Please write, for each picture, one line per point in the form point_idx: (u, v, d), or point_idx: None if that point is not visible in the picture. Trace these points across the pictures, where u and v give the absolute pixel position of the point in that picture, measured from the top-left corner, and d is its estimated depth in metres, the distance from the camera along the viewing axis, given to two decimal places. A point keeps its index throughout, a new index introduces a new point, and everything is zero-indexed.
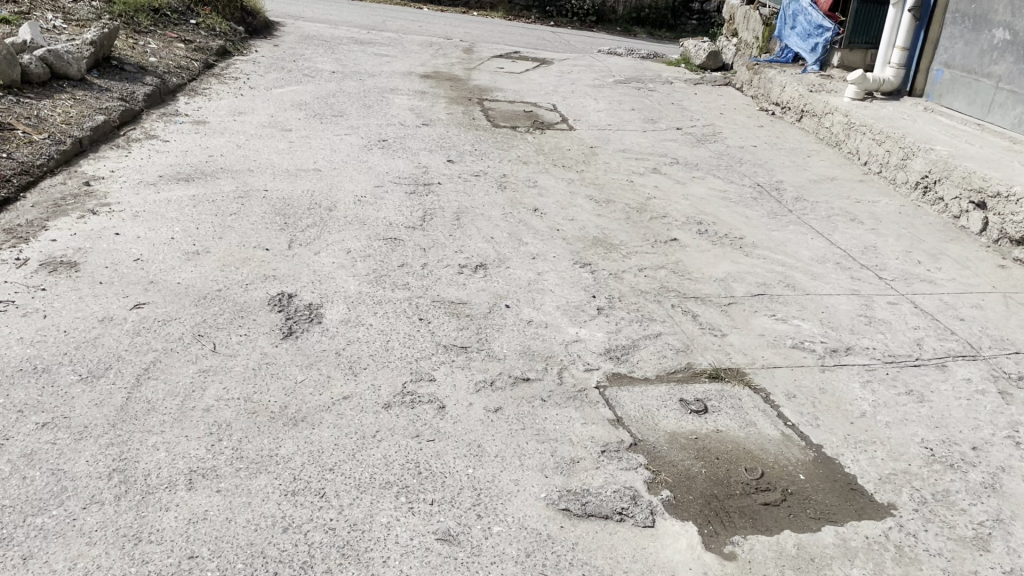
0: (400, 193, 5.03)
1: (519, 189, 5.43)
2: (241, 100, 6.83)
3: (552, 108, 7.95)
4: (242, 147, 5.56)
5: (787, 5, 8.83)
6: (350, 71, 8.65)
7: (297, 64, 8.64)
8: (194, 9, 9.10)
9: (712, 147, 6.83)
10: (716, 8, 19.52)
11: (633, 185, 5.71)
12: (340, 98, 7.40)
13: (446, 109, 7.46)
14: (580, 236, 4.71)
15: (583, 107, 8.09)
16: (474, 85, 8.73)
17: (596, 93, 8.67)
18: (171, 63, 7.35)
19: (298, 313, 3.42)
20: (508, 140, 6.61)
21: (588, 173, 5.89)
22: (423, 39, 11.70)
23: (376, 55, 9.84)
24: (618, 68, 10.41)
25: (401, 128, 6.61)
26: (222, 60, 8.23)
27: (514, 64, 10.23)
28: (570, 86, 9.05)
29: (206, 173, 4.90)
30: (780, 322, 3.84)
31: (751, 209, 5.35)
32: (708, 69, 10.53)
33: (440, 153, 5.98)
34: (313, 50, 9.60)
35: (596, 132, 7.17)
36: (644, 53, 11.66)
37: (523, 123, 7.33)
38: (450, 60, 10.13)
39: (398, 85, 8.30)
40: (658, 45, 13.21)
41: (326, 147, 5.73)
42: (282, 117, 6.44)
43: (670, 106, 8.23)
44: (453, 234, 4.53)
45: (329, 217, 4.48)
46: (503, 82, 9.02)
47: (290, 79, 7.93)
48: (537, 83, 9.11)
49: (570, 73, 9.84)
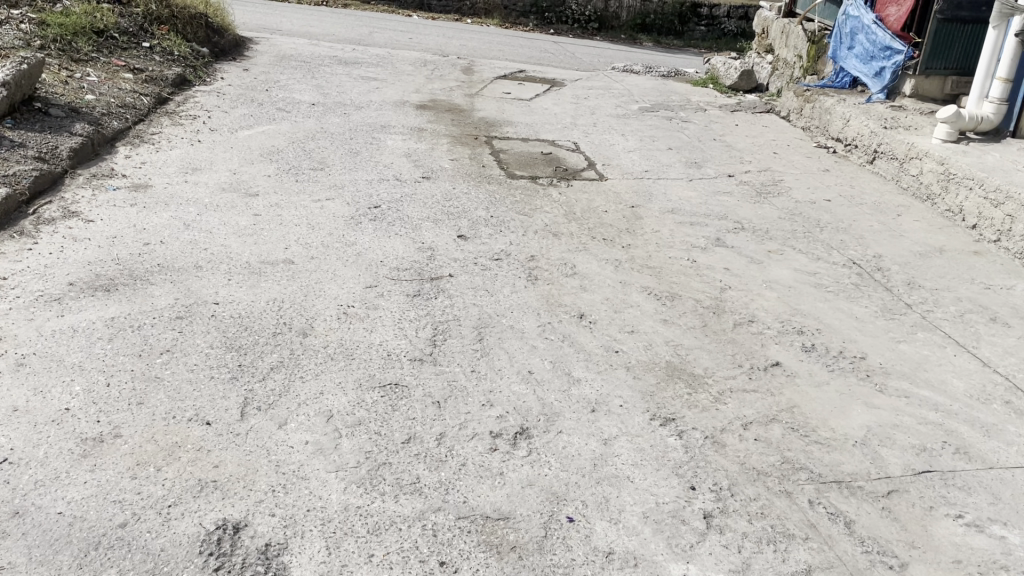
0: (400, 295, 3.76)
1: (554, 278, 4.17)
2: (199, 152, 5.56)
3: (573, 150, 6.70)
4: (191, 224, 4.28)
5: (843, 21, 7.63)
6: (332, 103, 7.37)
7: (271, 94, 7.36)
8: (150, 28, 7.79)
9: (777, 203, 5.59)
10: (726, 13, 18.26)
11: (696, 266, 4.47)
12: (321, 143, 6.13)
13: (450, 155, 6.21)
14: (649, 363, 3.43)
15: (610, 145, 6.84)
16: (479, 118, 7.48)
17: (621, 127, 7.42)
18: (113, 101, 6.06)
19: (247, 569, 2.13)
20: (530, 198, 5.37)
21: (637, 249, 4.64)
22: (415, 56, 10.42)
23: (362, 80, 8.55)
24: (639, 91, 9.16)
25: (398, 186, 5.35)
26: (179, 92, 6.94)
27: (520, 88, 8.97)
28: (589, 116, 7.80)
29: (138, 275, 3.64)
30: (975, 532, 2.58)
31: (858, 305, 4.11)
32: (740, 90, 9.33)
33: (448, 225, 4.72)
34: (291, 74, 8.32)
35: (632, 182, 5.93)
36: (666, 72, 10.41)
37: (542, 172, 6.08)
38: (448, 83, 8.87)
39: (390, 120, 7.03)
40: (676, 61, 12.04)
41: (303, 223, 4.46)
42: (248, 176, 5.17)
43: (712, 142, 6.98)
44: (476, 367, 3.26)
45: (303, 349, 3.20)
46: (512, 113, 7.76)
47: (261, 117, 6.64)
48: (551, 113, 7.86)
49: (586, 99, 8.58)
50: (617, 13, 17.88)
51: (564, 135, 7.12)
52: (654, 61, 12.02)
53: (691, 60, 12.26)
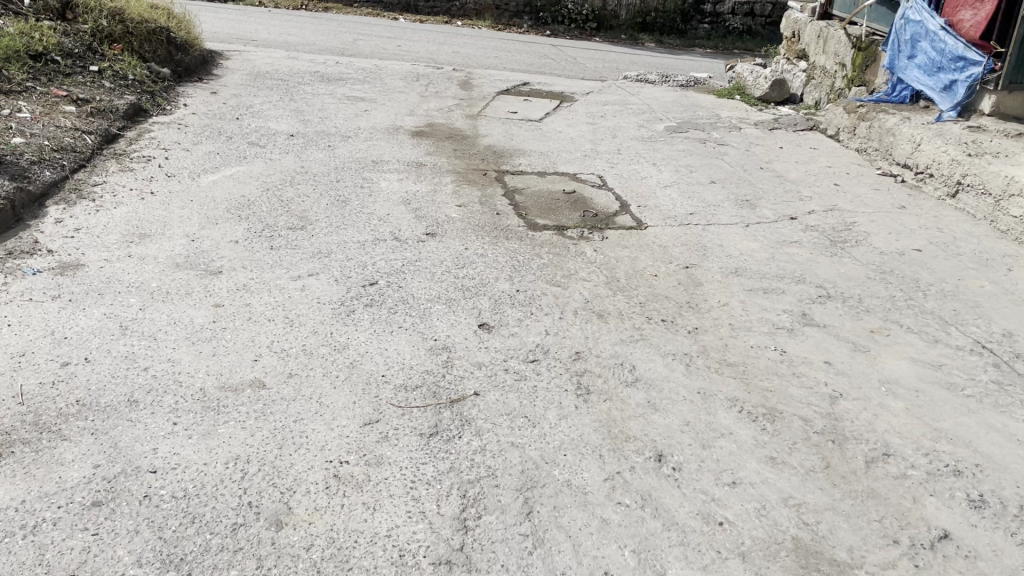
0: (411, 437, 2.73)
1: (611, 387, 3.16)
2: (152, 209, 4.54)
3: (600, 187, 5.70)
4: (129, 326, 3.25)
5: (903, 26, 6.63)
6: (315, 133, 6.35)
7: (241, 124, 6.33)
8: (99, 48, 6.74)
9: (859, 257, 4.60)
10: (730, 9, 17.19)
11: (788, 359, 3.47)
12: (301, 189, 5.11)
13: (455, 202, 5.20)
14: (771, 544, 2.41)
15: (640, 179, 5.85)
16: (485, 146, 6.47)
17: (649, 153, 6.43)
18: (48, 143, 5.02)
19: None
20: (561, 261, 4.36)
21: (708, 334, 3.64)
22: (405, 69, 9.39)
23: (347, 101, 7.52)
24: (660, 105, 8.16)
25: (397, 249, 4.34)
26: (132, 126, 5.89)
27: (526, 105, 7.96)
28: (610, 140, 6.81)
29: (45, 426, 2.61)
30: None
31: (1013, 419, 3.11)
32: (772, 102, 8.40)
33: (465, 307, 3.71)
34: (267, 97, 7.29)
35: (677, 230, 4.94)
36: (685, 82, 9.42)
37: (567, 219, 5.08)
38: (445, 102, 7.85)
39: (382, 154, 6.01)
40: (691, 67, 11.06)
41: (278, 316, 3.44)
42: (210, 243, 4.14)
43: (759, 172, 5.99)
44: (529, 571, 2.24)
45: (276, 556, 2.18)
46: (522, 139, 6.75)
47: (230, 156, 5.61)
48: (566, 137, 6.86)
49: (604, 118, 7.58)
50: (615, 12, 16.86)
51: (585, 166, 6.12)
52: (668, 68, 11.04)
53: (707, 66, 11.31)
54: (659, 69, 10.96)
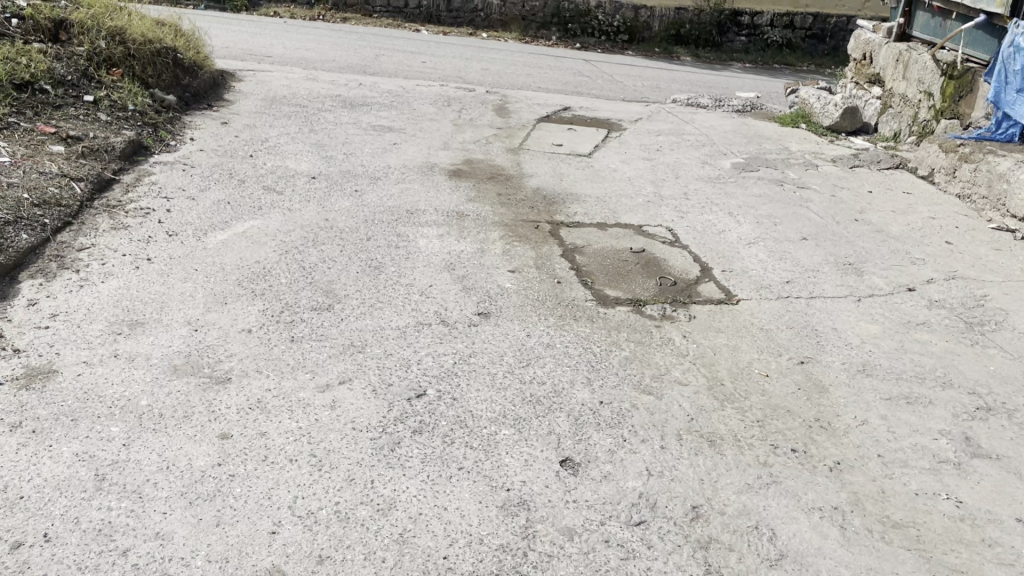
0: None
1: (751, 571, 2.34)
2: (147, 283, 3.76)
3: (672, 244, 4.89)
4: (106, 477, 2.47)
5: (1010, 55, 5.75)
6: (339, 175, 5.57)
7: (255, 164, 5.56)
8: (96, 73, 5.99)
9: (1007, 345, 3.76)
10: (769, 21, 16.34)
11: (970, 517, 2.64)
12: (326, 252, 4.33)
13: (507, 267, 4.41)
14: None
15: (717, 234, 5.04)
16: (532, 189, 5.68)
17: (720, 199, 5.62)
18: (29, 194, 4.26)
19: None
20: (646, 354, 3.55)
21: (855, 473, 2.81)
22: (434, 91, 8.62)
23: (373, 132, 6.75)
24: (720, 136, 7.34)
25: (446, 338, 3.54)
26: (130, 168, 5.13)
27: (572, 136, 7.16)
28: (672, 181, 6.00)
29: None
30: None
31: None
32: (842, 133, 7.62)
33: (538, 429, 2.90)
34: (284, 127, 6.54)
35: (775, 307, 4.12)
36: (741, 107, 8.60)
37: (642, 289, 4.27)
38: (481, 132, 7.07)
39: (417, 203, 5.22)
40: (741, 90, 10.25)
41: (302, 454, 2.65)
42: (215, 334, 3.37)
43: (854, 225, 5.17)
44: None
45: None
46: (572, 180, 5.95)
47: (242, 207, 4.83)
48: (623, 177, 6.05)
49: (660, 152, 6.77)
50: (647, 23, 16.03)
51: (651, 216, 5.32)
52: (716, 92, 10.23)
53: (758, 90, 10.49)
54: (707, 92, 10.16)
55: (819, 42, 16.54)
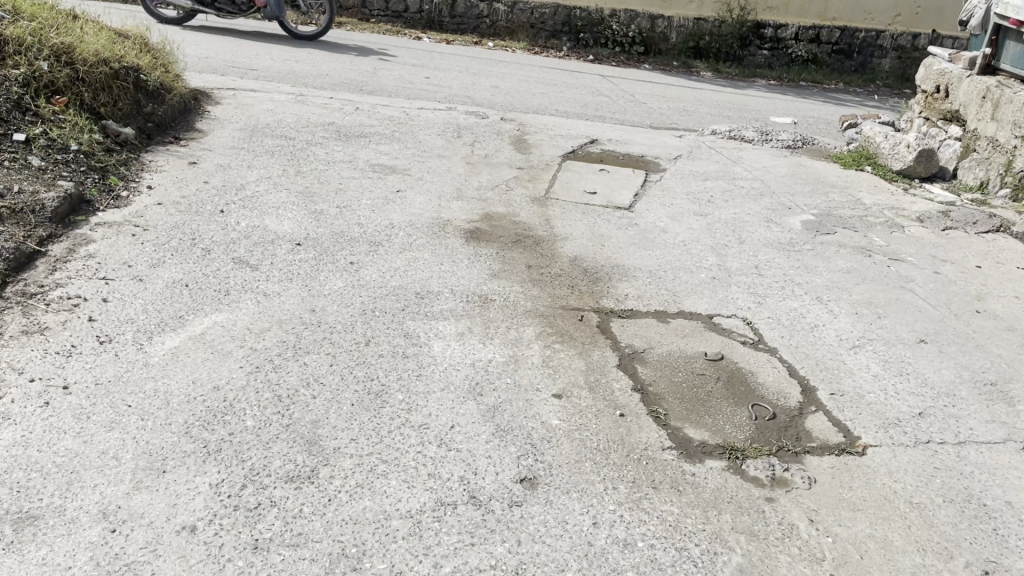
0: None
1: None
2: (53, 432, 2.67)
3: (757, 348, 3.82)
4: None
5: None
6: (331, 239, 4.49)
7: (225, 224, 4.46)
8: (33, 103, 4.89)
9: None
10: (794, 34, 15.22)
11: None
12: (311, 366, 3.25)
13: (552, 387, 3.32)
14: None
15: (810, 331, 3.98)
16: (569, 259, 4.60)
17: (801, 277, 4.55)
18: None
19: None
20: (768, 560, 2.49)
21: None
22: (440, 116, 7.52)
23: (371, 176, 5.66)
24: (778, 182, 6.28)
25: (479, 534, 2.45)
26: (63, 232, 4.03)
27: (606, 181, 6.08)
28: (737, 247, 4.94)
29: None
30: None
31: None
32: (915, 178, 6.59)
33: None
34: (265, 168, 5.44)
35: (916, 462, 3.07)
36: (792, 142, 7.55)
37: (733, 426, 3.20)
38: (500, 175, 5.99)
39: (428, 283, 4.14)
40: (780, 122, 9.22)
41: None
42: (139, 540, 2.28)
43: (978, 322, 4.14)
44: None
45: None
46: (614, 245, 4.88)
47: (202, 292, 3.73)
48: (677, 241, 4.98)
49: (713, 203, 5.71)
50: (664, 35, 14.95)
51: (721, 301, 4.25)
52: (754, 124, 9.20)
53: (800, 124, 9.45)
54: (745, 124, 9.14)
55: (846, 58, 15.46)
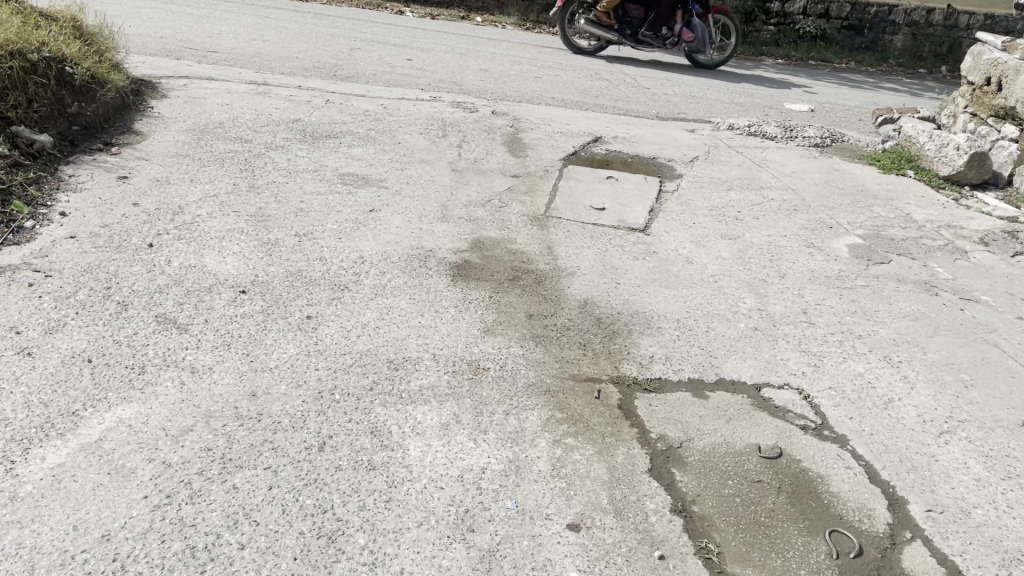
0: None
1: None
2: None
3: (821, 435, 3.01)
4: None
5: None
6: (286, 283, 3.64)
7: (152, 265, 3.60)
8: None
9: None
10: (802, 9, 14.31)
11: None
12: (243, 489, 2.42)
13: (567, 511, 2.51)
14: None
15: (885, 408, 3.18)
16: (578, 304, 3.78)
17: (861, 326, 3.74)
18: None
19: None
20: None
21: None
22: (423, 109, 6.63)
23: (340, 190, 4.79)
24: (812, 193, 5.45)
25: None
26: None
27: (615, 194, 5.24)
28: (778, 283, 4.12)
29: None
30: None
31: None
32: (966, 184, 5.74)
33: None
34: (212, 183, 4.57)
35: None
36: (820, 140, 6.71)
37: (811, 569, 2.40)
38: (491, 188, 5.13)
39: (405, 345, 3.29)
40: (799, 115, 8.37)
41: None
42: None
43: None
44: None
45: None
46: (632, 282, 4.04)
47: (109, 370, 2.88)
48: (706, 275, 4.14)
49: (741, 222, 4.88)
50: None
51: (769, 363, 3.43)
52: (771, 116, 8.36)
53: (821, 118, 8.62)
54: (761, 116, 8.29)
55: (856, 35, 14.55)
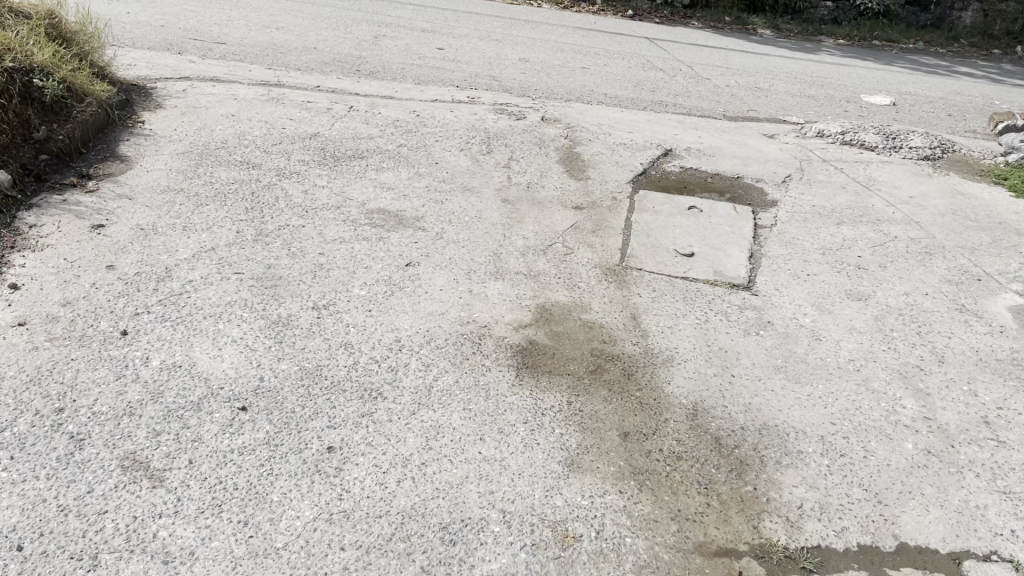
0: None
1: None
2: None
3: None
4: None
5: None
6: (301, 388, 2.74)
7: (123, 367, 2.71)
8: None
9: None
10: None
11: None
12: None
13: None
14: None
15: None
16: (686, 412, 2.85)
17: None
18: None
19: None
20: None
21: None
22: (462, 115, 5.70)
23: (369, 235, 3.88)
24: (941, 229, 4.48)
25: None
26: None
27: (703, 232, 4.30)
28: (938, 372, 3.18)
29: None
30: None
31: None
32: None
33: None
34: (210, 229, 3.67)
35: None
36: (930, 151, 5.73)
37: None
38: (553, 228, 4.21)
39: (464, 493, 2.39)
40: (887, 118, 7.37)
41: None
42: None
43: None
44: None
45: None
46: (748, 371, 3.11)
47: (45, 567, 2.00)
48: (841, 362, 3.21)
49: (867, 274, 3.93)
50: None
51: (961, 515, 2.50)
52: (853, 118, 7.37)
53: (908, 120, 7.62)
54: (843, 117, 7.29)
55: (921, 11, 13.54)
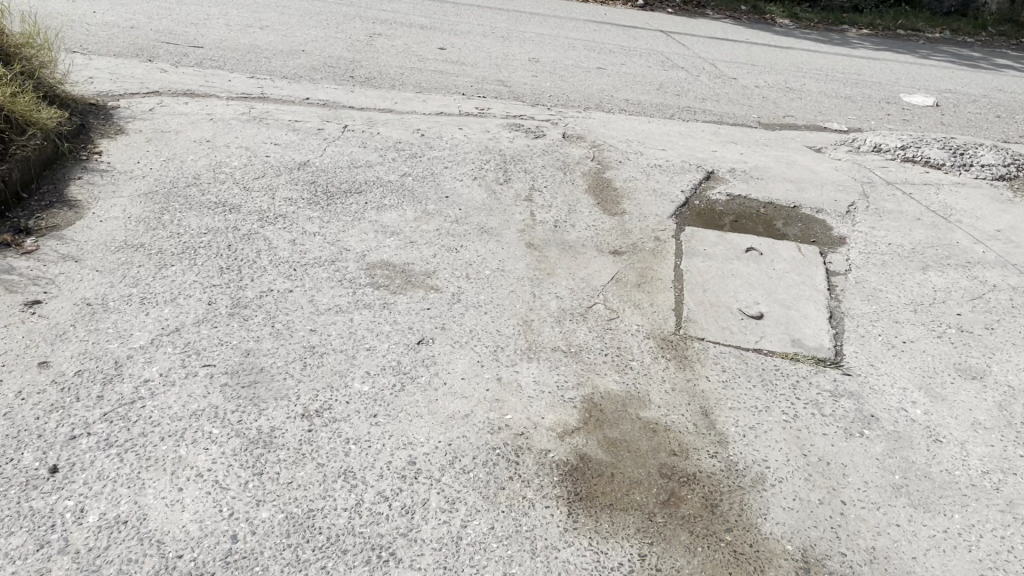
0: None
1: None
2: None
3: None
4: None
5: None
6: (288, 549, 2.06)
7: (46, 530, 2.03)
8: None
9: None
10: None
11: None
12: None
13: None
14: None
15: None
16: (794, 567, 2.18)
17: None
18: None
19: None
20: None
21: None
22: (472, 133, 5.00)
23: (370, 299, 3.18)
24: None
25: None
26: None
27: (768, 284, 3.61)
28: None
29: None
30: None
31: None
32: None
33: None
34: (174, 301, 2.98)
35: None
36: (1005, 170, 5.06)
37: None
38: (591, 282, 3.52)
39: None
40: (935, 129, 6.73)
41: None
42: None
43: None
44: None
45: None
46: (861, 495, 2.44)
47: None
48: (974, 478, 2.55)
49: (975, 341, 3.26)
50: None
51: None
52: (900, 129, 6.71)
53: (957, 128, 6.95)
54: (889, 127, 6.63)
55: None
